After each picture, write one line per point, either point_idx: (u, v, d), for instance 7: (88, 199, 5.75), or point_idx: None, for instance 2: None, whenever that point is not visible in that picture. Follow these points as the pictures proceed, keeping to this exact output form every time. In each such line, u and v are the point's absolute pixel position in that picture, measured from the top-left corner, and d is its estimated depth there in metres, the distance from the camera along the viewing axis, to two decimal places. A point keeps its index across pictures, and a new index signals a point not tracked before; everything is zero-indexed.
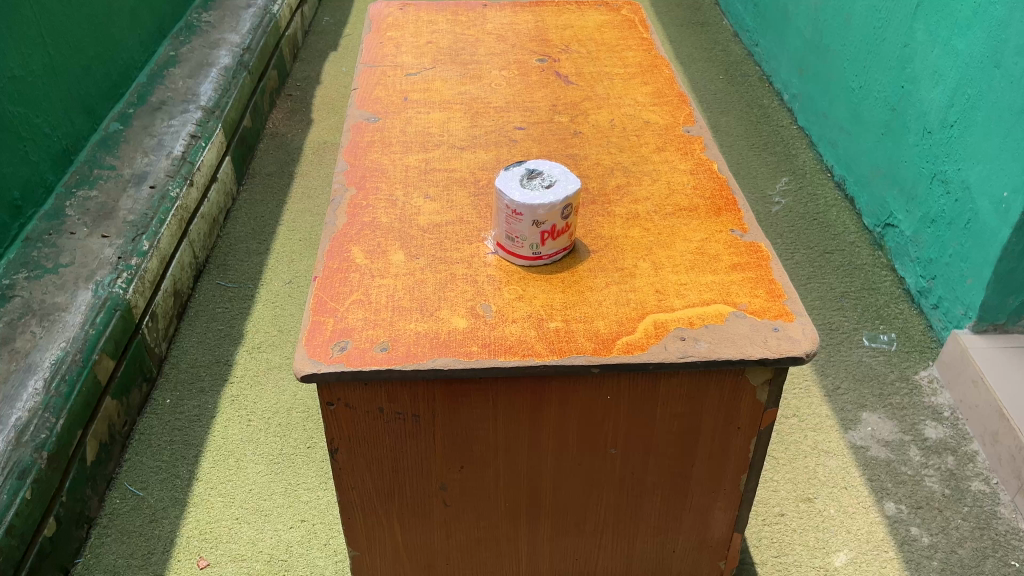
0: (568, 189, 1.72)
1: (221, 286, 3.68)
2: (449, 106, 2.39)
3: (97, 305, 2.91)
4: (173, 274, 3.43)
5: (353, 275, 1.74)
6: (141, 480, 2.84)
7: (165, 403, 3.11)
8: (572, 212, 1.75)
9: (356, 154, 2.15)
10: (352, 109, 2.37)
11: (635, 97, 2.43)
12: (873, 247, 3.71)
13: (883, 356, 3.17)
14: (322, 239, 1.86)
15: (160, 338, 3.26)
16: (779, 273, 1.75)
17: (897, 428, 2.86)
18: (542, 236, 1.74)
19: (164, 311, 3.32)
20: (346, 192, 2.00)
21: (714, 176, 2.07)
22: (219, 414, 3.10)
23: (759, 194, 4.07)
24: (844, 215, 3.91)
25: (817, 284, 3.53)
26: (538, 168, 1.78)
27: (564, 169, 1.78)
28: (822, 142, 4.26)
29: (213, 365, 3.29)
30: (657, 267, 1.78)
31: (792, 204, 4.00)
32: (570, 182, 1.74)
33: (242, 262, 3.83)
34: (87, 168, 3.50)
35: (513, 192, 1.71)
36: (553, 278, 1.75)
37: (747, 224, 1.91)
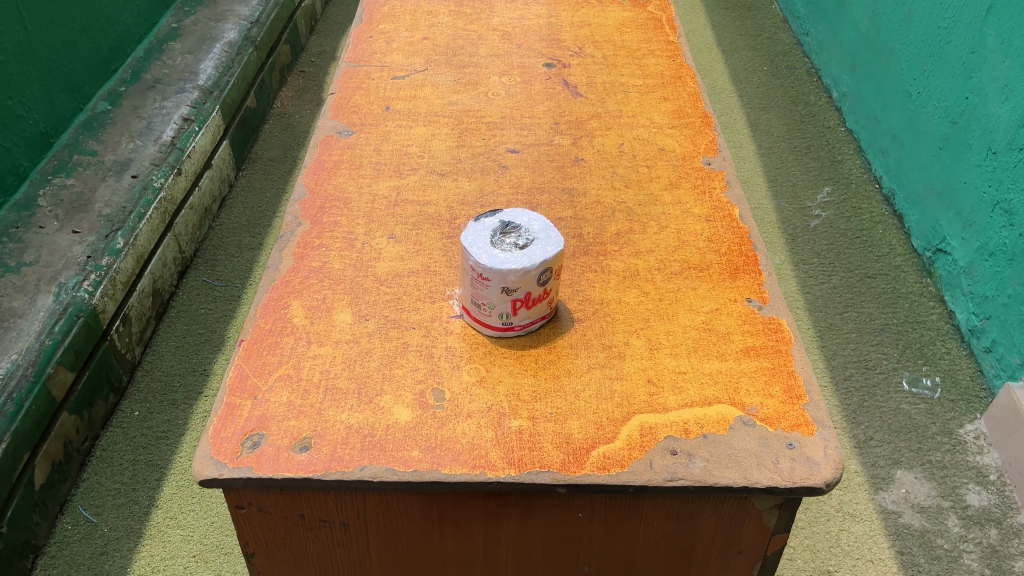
0: (550, 250, 1.42)
1: (206, 281, 2.93)
2: (435, 119, 2.08)
3: (60, 312, 2.24)
4: (158, 259, 2.75)
5: (285, 341, 1.46)
6: (96, 503, 2.23)
7: (131, 415, 2.47)
8: (554, 277, 1.45)
9: (318, 177, 1.86)
10: (325, 120, 2.07)
11: (651, 117, 2.10)
12: (920, 272, 3.31)
13: (925, 405, 2.77)
14: (260, 289, 1.57)
15: (133, 341, 2.59)
16: (801, 365, 1.44)
17: (935, 492, 2.50)
18: (517, 306, 1.44)
19: (140, 311, 2.63)
20: (299, 227, 1.72)
21: (732, 224, 1.75)
22: (189, 431, 2.46)
23: (803, 211, 3.64)
24: (891, 235, 3.50)
25: (858, 316, 3.12)
26: (514, 220, 1.48)
27: (546, 223, 1.48)
28: (873, 146, 3.83)
29: (189, 375, 2.61)
30: (651, 347, 1.47)
31: (835, 220, 3.59)
32: (553, 240, 1.44)
33: (227, 253, 3.06)
34: (70, 151, 2.77)
35: (481, 254, 1.41)
36: (523, 355, 1.45)
37: (768, 292, 1.59)
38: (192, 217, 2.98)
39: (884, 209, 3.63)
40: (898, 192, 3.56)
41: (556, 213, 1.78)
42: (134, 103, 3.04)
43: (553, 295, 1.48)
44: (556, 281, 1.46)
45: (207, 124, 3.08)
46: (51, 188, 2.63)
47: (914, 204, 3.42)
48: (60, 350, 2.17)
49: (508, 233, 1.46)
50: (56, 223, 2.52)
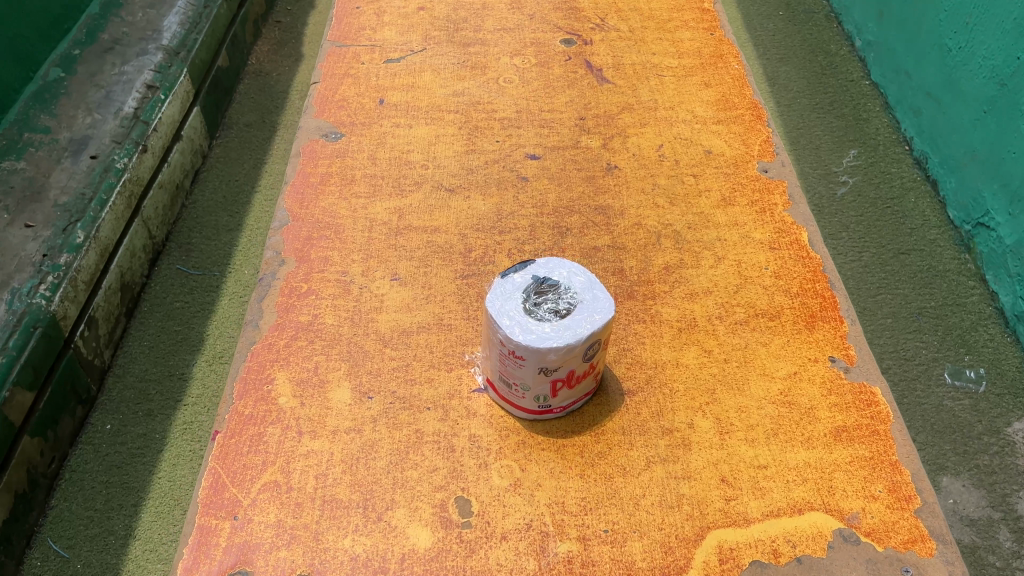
0: (601, 316, 1.14)
1: (180, 268, 1.62)
2: (439, 116, 1.77)
3: (12, 320, 1.24)
4: (126, 230, 1.52)
5: (270, 433, 1.19)
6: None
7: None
8: (604, 345, 1.17)
9: (302, 198, 1.56)
10: (309, 118, 1.74)
11: (692, 109, 1.78)
12: (956, 245, 1.77)
13: (967, 401, 1.51)
14: (238, 356, 1.29)
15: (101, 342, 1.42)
16: (906, 454, 1.17)
17: (985, 501, 1.38)
18: (559, 385, 1.16)
19: (108, 310, 1.44)
20: (283, 268, 1.42)
21: (800, 254, 1.46)
22: (175, 448, 1.35)
23: (820, 166, 1.94)
24: (924, 203, 1.86)
25: (892, 297, 1.68)
26: (550, 276, 1.19)
27: (590, 278, 1.19)
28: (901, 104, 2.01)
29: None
30: (721, 431, 1.20)
31: (863, 185, 1.89)
32: (603, 301, 1.16)
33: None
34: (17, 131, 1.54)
35: (515, 325, 1.12)
36: (565, 446, 1.17)
37: (853, 348, 1.31)
38: (164, 194, 1.64)
39: (915, 176, 1.91)
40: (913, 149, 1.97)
41: (590, 241, 1.49)
42: (93, 67, 1.68)
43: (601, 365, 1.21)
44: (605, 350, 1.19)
45: (176, 81, 1.69)
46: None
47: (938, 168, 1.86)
48: (17, 368, 1.19)
49: (544, 294, 1.17)
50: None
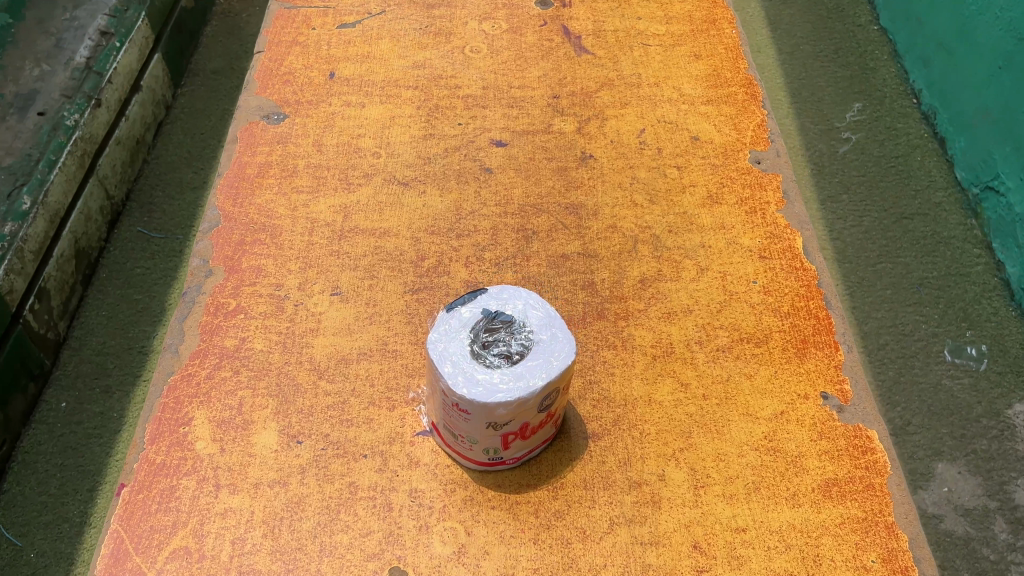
0: (560, 360, 0.98)
1: (140, 230, 1.79)
2: (396, 92, 1.58)
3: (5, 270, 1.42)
4: (80, 191, 1.64)
5: (184, 486, 1.04)
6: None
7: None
8: (565, 390, 1.03)
9: (236, 193, 1.39)
10: (249, 95, 1.55)
11: (679, 85, 1.59)
12: None
13: (966, 379, 1.69)
14: (153, 390, 1.14)
15: (54, 315, 1.57)
16: (904, 514, 1.04)
17: (981, 489, 1.56)
18: (513, 438, 1.01)
19: (61, 279, 1.59)
20: (209, 280, 1.26)
21: (793, 264, 1.30)
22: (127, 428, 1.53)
23: (822, 122, 2.09)
24: None
25: (892, 266, 1.85)
26: (503, 310, 1.03)
27: (549, 311, 1.03)
28: (909, 54, 2.16)
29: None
30: (695, 485, 1.06)
31: (866, 141, 2.06)
32: (563, 341, 1.00)
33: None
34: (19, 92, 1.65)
35: (458, 375, 0.97)
36: (518, 503, 1.04)
37: (848, 381, 1.16)
38: (119, 150, 1.76)
39: (923, 134, 2.07)
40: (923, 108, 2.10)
41: (559, 247, 1.33)
42: (43, 14, 1.74)
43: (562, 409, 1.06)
44: (565, 394, 1.04)
45: (132, 28, 1.76)
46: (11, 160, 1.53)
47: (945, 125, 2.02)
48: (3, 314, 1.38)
49: (495, 332, 1.02)
50: None
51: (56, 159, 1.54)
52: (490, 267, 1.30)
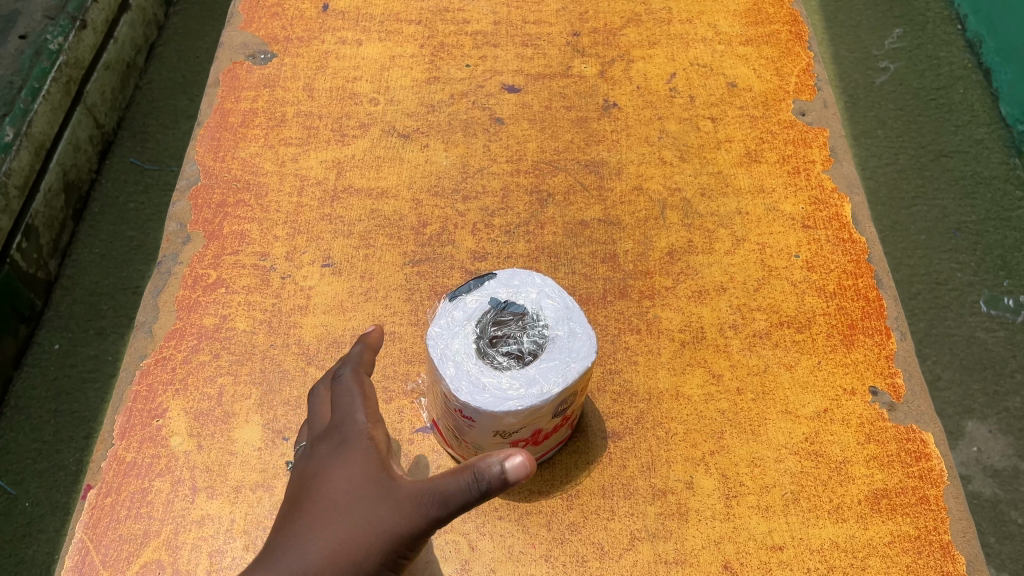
0: (579, 360, 0.85)
1: (134, 160, 1.80)
2: (397, 28, 1.41)
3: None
4: (67, 120, 1.65)
5: (156, 489, 0.94)
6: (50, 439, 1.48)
7: (53, 351, 1.56)
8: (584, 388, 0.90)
9: (217, 145, 1.25)
10: (233, 30, 1.39)
11: (715, 22, 1.42)
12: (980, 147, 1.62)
13: (1001, 332, 1.56)
14: (123, 375, 1.02)
15: (45, 250, 1.60)
16: (962, 532, 0.92)
17: (1013, 450, 1.46)
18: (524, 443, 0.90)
19: (51, 216, 1.61)
20: (188, 248, 1.13)
21: (840, 236, 1.16)
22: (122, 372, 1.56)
23: (859, 49, 1.91)
24: None
25: (928, 209, 1.69)
26: (514, 299, 0.90)
27: (567, 300, 0.90)
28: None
29: (120, 295, 1.64)
30: (727, 495, 0.95)
31: (906, 71, 1.87)
32: (582, 337, 0.87)
33: (159, 118, 1.86)
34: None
35: (461, 378, 0.84)
36: (528, 514, 0.93)
37: (901, 374, 1.03)
38: (109, 75, 1.78)
39: (966, 65, 1.88)
40: (969, 36, 1.92)
41: (577, 212, 1.18)
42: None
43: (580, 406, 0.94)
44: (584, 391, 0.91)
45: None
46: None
47: (992, 55, 1.86)
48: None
49: (504, 326, 0.89)
50: None
51: (39, 89, 1.56)
52: (500, 235, 1.16)
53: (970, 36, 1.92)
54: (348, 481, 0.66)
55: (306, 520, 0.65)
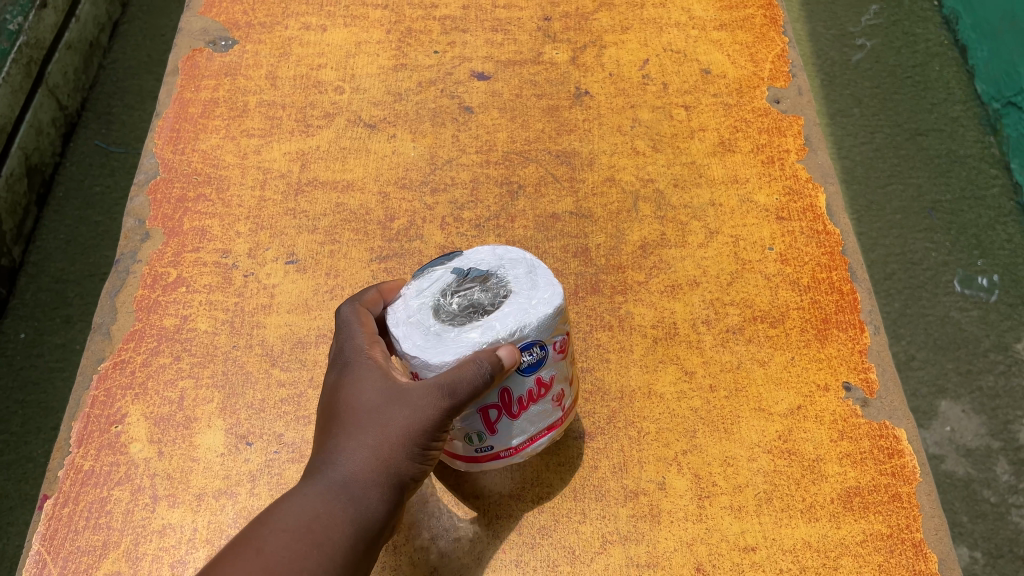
0: (546, 304, 0.76)
1: (98, 144, 1.74)
2: (363, 13, 1.37)
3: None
4: (28, 103, 1.59)
5: (115, 498, 0.91)
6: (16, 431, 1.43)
7: (18, 340, 1.50)
8: (561, 347, 0.79)
9: (177, 137, 1.21)
10: (192, 16, 1.35)
11: (688, 6, 1.39)
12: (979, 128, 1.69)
13: (975, 312, 1.50)
14: (81, 379, 1.00)
15: (8, 235, 1.55)
16: (934, 531, 0.92)
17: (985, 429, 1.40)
18: (498, 415, 0.79)
19: (14, 200, 1.56)
20: (146, 245, 1.10)
21: (814, 227, 1.14)
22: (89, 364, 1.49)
23: (835, 26, 1.84)
24: None
25: (903, 185, 1.63)
26: (478, 266, 0.81)
27: (533, 262, 0.80)
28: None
29: (86, 282, 1.57)
30: (700, 495, 0.93)
31: (881, 49, 1.80)
32: (548, 283, 0.78)
33: (120, 100, 1.79)
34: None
35: (414, 333, 0.76)
36: (499, 519, 0.92)
37: (875, 370, 1.02)
38: (70, 56, 1.72)
39: (942, 41, 1.81)
40: (945, 12, 1.85)
41: (548, 204, 1.16)
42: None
43: (568, 376, 0.82)
44: (566, 357, 0.80)
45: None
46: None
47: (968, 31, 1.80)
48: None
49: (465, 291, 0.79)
50: None
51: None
52: (470, 229, 1.14)
53: (947, 11, 1.85)
54: (366, 401, 0.77)
55: (343, 435, 0.77)
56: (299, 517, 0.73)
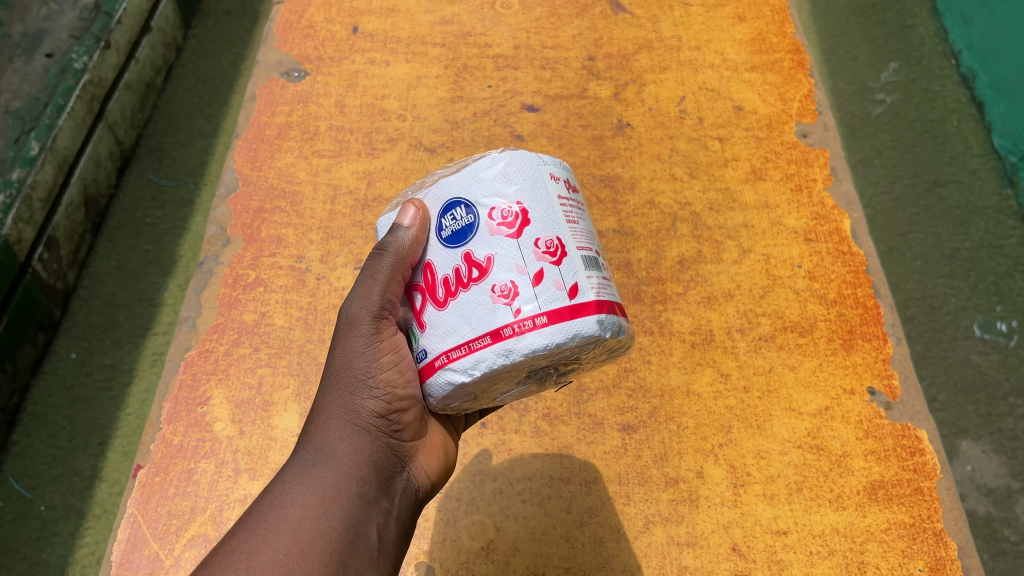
0: (484, 170, 0.71)
1: (151, 178, 1.41)
2: (422, 50, 1.49)
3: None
4: (89, 135, 1.30)
5: (201, 469, 1.01)
6: (32, 474, 1.14)
7: (65, 360, 1.23)
8: (507, 220, 0.68)
9: (255, 155, 1.33)
10: (268, 50, 1.48)
11: (722, 50, 1.50)
12: None
13: None
14: (169, 366, 1.10)
15: (64, 261, 1.26)
16: (953, 521, 0.99)
17: None
18: (425, 303, 0.71)
19: (71, 228, 1.27)
20: (227, 250, 1.21)
21: (840, 249, 1.24)
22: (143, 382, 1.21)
23: None
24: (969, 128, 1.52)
25: (921, 236, 1.39)
26: None
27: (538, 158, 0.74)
28: (949, 12, 1.65)
29: (137, 307, 1.27)
30: (735, 483, 1.01)
31: None
32: (508, 154, 0.72)
33: (173, 136, 1.45)
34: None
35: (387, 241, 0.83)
36: (550, 498, 1.00)
37: (897, 377, 1.10)
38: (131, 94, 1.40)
39: (957, 96, 1.55)
40: None
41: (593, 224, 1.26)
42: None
43: (525, 271, 0.66)
44: (516, 238, 0.67)
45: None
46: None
47: None
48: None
49: None
50: None
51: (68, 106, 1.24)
52: None
53: (963, 67, 1.59)
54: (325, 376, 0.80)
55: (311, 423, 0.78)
56: (269, 505, 0.70)
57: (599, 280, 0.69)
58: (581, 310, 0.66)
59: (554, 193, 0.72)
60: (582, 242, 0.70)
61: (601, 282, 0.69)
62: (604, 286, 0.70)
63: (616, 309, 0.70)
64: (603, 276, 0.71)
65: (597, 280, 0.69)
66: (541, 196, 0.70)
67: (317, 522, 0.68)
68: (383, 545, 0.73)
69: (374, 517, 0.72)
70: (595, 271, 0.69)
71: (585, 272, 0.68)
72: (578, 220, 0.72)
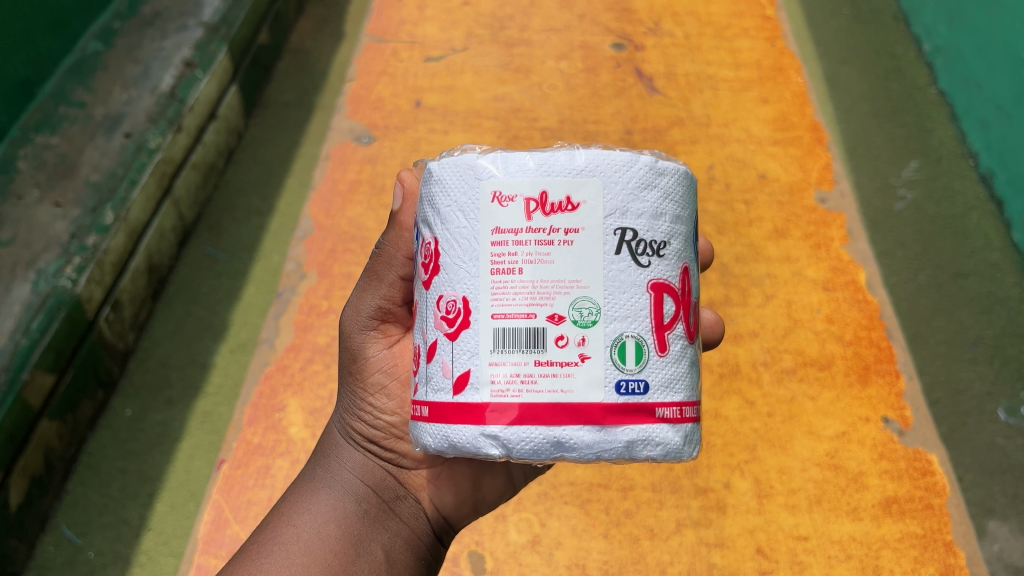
0: (427, 191, 0.71)
1: (208, 251, 1.41)
2: (478, 122, 1.66)
3: (35, 301, 1.11)
4: (157, 209, 1.31)
5: (278, 465, 1.20)
6: (82, 520, 1.14)
7: (121, 417, 1.22)
8: (428, 262, 0.70)
9: (329, 206, 1.49)
10: (341, 118, 1.65)
11: (747, 126, 1.64)
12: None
13: None
14: (249, 378, 1.28)
15: (126, 324, 1.26)
16: (963, 533, 1.12)
17: None
18: None
19: (135, 292, 1.27)
20: (303, 283, 1.39)
21: (856, 297, 1.36)
22: (193, 439, 1.22)
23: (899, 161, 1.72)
24: (988, 222, 1.47)
25: (945, 323, 1.33)
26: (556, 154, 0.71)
27: (493, 164, 0.67)
28: (967, 116, 1.59)
29: (189, 368, 1.28)
30: (759, 494, 1.13)
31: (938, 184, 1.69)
32: (451, 171, 0.69)
33: (230, 213, 1.46)
34: (51, 103, 1.34)
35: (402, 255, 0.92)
36: (589, 500, 1.11)
37: (909, 409, 1.22)
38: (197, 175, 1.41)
39: (978, 194, 1.50)
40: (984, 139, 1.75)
41: None
42: (133, 40, 1.44)
43: (427, 339, 0.69)
44: (428, 290, 0.70)
45: (216, 59, 1.43)
46: (23, 157, 1.27)
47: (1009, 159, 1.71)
48: (38, 352, 1.06)
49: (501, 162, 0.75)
50: (27, 196, 1.23)
51: (142, 181, 1.25)
52: None
53: (983, 167, 1.53)
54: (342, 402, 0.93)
55: (329, 449, 0.91)
56: (282, 522, 0.83)
57: (509, 374, 0.63)
58: (467, 412, 0.64)
59: (492, 223, 0.65)
60: (513, 305, 0.63)
61: (516, 375, 0.63)
62: (526, 376, 0.63)
63: (547, 411, 0.62)
64: (538, 359, 0.63)
65: (507, 371, 0.63)
66: (468, 238, 0.66)
67: (311, 544, 0.80)
68: (391, 561, 0.83)
69: (377, 537, 0.83)
70: (512, 355, 0.63)
71: (489, 358, 0.64)
72: (522, 265, 0.64)
